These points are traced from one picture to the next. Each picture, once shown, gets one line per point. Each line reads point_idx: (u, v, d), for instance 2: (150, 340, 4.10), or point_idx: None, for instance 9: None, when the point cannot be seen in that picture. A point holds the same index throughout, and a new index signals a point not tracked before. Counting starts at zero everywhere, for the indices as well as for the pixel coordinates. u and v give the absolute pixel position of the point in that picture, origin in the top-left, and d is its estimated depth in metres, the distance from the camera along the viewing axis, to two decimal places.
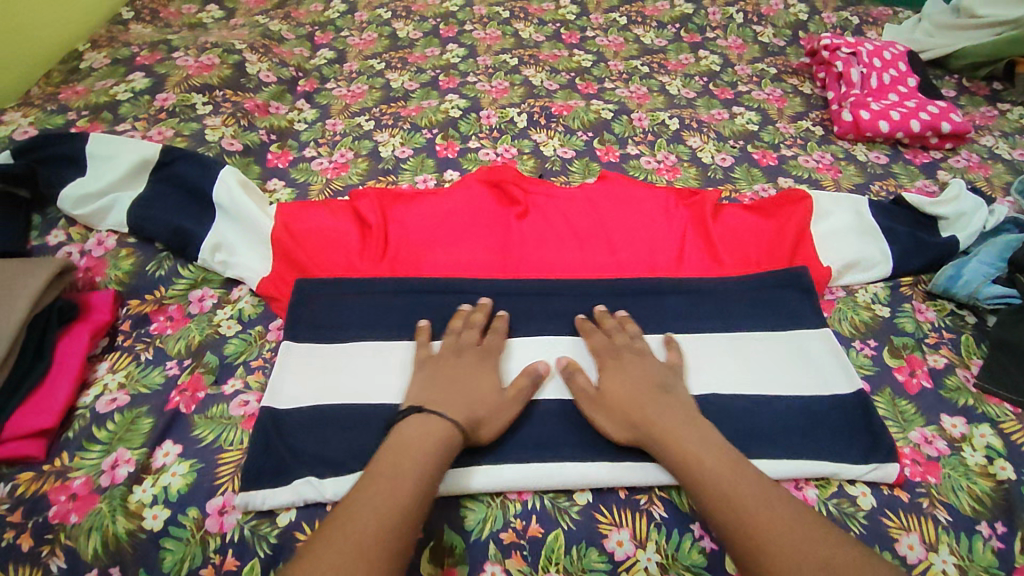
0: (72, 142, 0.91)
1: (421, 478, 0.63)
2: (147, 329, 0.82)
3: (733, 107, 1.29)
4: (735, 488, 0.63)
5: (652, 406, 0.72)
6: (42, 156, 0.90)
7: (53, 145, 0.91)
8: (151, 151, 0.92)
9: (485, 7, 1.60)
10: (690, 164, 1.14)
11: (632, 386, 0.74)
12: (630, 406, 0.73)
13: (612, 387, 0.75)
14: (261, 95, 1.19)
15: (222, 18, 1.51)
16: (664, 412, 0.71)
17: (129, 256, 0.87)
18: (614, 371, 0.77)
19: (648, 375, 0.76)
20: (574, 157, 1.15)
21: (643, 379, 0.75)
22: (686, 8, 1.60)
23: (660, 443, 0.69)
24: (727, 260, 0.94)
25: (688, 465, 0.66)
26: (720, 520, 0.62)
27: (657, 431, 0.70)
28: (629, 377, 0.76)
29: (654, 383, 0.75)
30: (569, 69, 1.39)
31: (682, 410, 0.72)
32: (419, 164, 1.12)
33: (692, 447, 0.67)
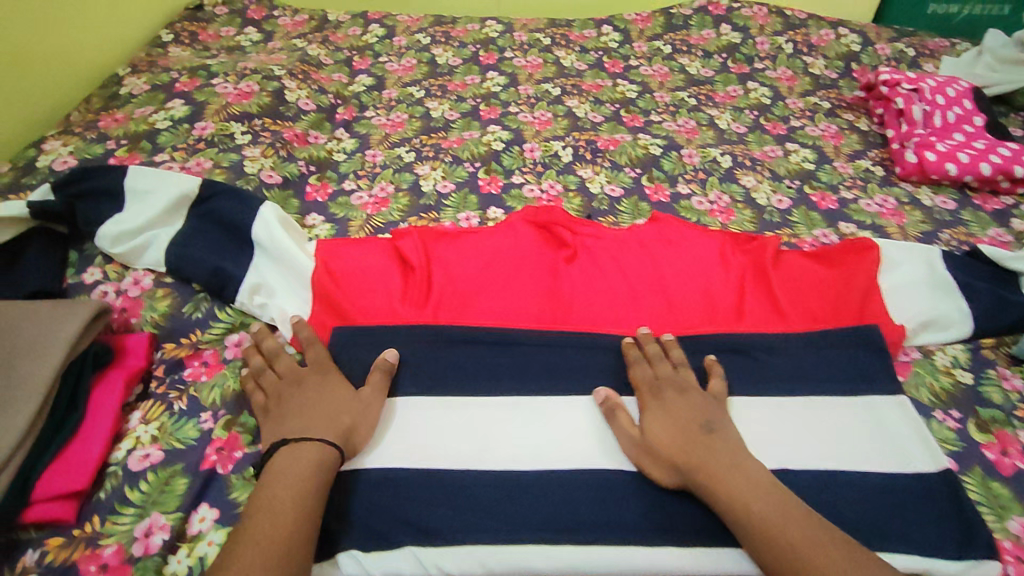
0: (112, 175, 0.88)
1: (315, 477, 0.65)
2: (181, 375, 0.78)
3: (786, 144, 1.25)
4: (779, 522, 0.61)
5: (694, 446, 0.69)
6: (80, 189, 0.87)
7: (92, 178, 0.88)
8: (191, 186, 0.89)
9: (526, 33, 1.57)
10: (745, 206, 1.10)
11: (674, 425, 0.72)
12: (673, 447, 0.70)
13: (659, 423, 0.72)
14: (301, 124, 1.16)
15: (260, 41, 1.50)
16: (708, 450, 0.68)
17: (166, 296, 0.83)
18: (657, 407, 0.74)
19: (691, 413, 0.72)
20: (623, 196, 1.10)
21: (688, 417, 0.72)
22: (733, 37, 1.56)
23: (704, 486, 0.66)
24: (790, 314, 0.89)
25: (732, 510, 0.64)
26: (767, 555, 0.60)
27: (703, 473, 0.67)
28: (667, 414, 0.73)
29: (697, 420, 0.72)
30: (613, 100, 1.35)
31: (726, 450, 0.68)
32: (461, 200, 1.07)
33: (736, 485, 0.65)
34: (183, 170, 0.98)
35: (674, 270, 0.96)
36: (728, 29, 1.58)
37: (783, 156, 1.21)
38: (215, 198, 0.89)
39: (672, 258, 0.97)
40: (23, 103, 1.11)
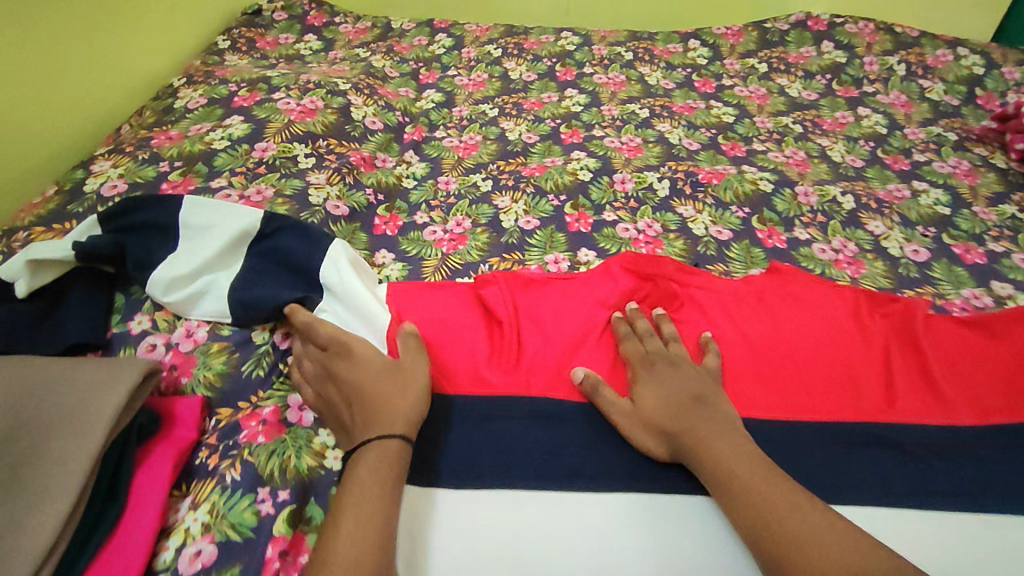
0: (164, 206, 0.78)
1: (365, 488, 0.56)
2: (236, 441, 0.66)
3: (913, 182, 1.09)
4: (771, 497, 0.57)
5: (678, 416, 0.66)
6: (130, 222, 0.76)
7: (142, 209, 0.77)
8: (253, 220, 0.78)
9: (605, 47, 1.43)
10: (876, 256, 0.95)
11: (665, 396, 0.68)
12: (665, 418, 0.66)
13: (649, 401, 0.68)
14: (368, 146, 1.05)
15: (320, 49, 1.39)
16: (696, 424, 0.65)
17: (222, 352, 0.72)
18: (649, 383, 0.70)
19: (683, 385, 0.69)
20: (732, 239, 0.96)
21: (679, 389, 0.69)
22: (837, 56, 1.41)
23: (694, 454, 0.63)
24: (952, 400, 0.75)
25: (721, 477, 0.60)
26: (753, 526, 0.56)
27: (693, 441, 0.64)
28: (656, 388, 0.69)
29: (687, 395, 0.68)
30: (708, 125, 1.21)
31: (718, 420, 0.65)
32: (548, 239, 0.94)
33: (729, 460, 0.61)
34: (242, 198, 0.87)
35: (804, 337, 0.81)
36: (830, 46, 1.43)
37: (912, 197, 1.06)
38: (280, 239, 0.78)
39: (800, 321, 0.83)
40: (71, 116, 1.01)
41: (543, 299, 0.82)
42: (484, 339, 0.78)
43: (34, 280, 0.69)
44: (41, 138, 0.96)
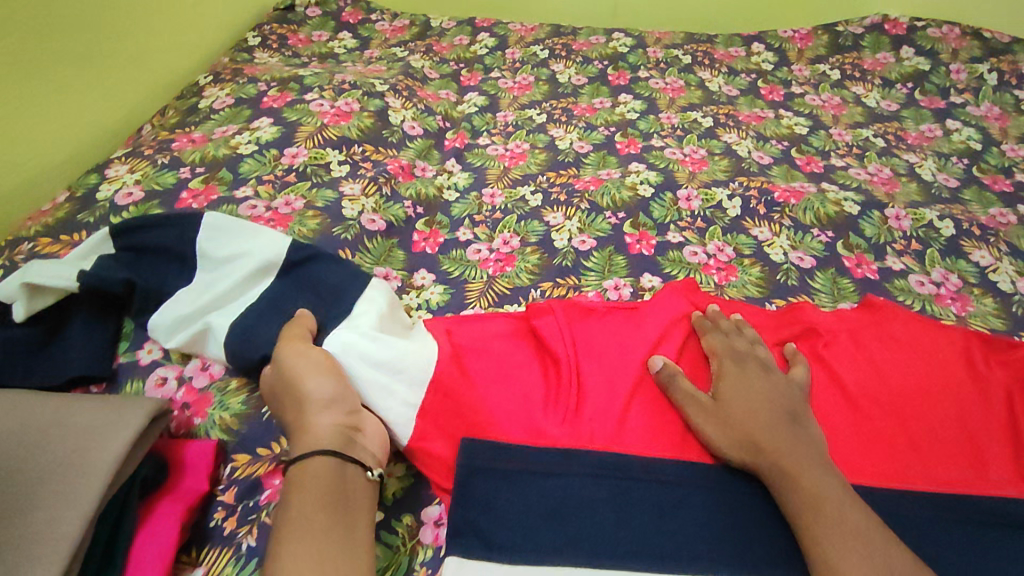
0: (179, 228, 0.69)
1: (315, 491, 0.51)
2: (258, 502, 0.56)
3: (1018, 206, 0.97)
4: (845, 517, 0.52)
5: (757, 417, 0.61)
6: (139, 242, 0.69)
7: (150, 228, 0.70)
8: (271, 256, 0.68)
9: (661, 49, 1.32)
10: (983, 290, 0.83)
11: (755, 403, 0.62)
12: (753, 424, 0.60)
13: (731, 398, 0.63)
14: (406, 153, 0.96)
15: (356, 48, 1.31)
16: (776, 430, 0.59)
17: (240, 390, 0.63)
18: (731, 378, 0.65)
19: (778, 397, 0.63)
20: (816, 267, 0.84)
21: (772, 400, 0.62)
22: (918, 63, 1.29)
23: (778, 473, 0.56)
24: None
25: (807, 504, 0.54)
26: (819, 541, 0.52)
27: (778, 462, 0.57)
28: (738, 385, 0.64)
29: (773, 399, 0.63)
30: (779, 136, 1.09)
31: (810, 445, 0.59)
32: (606, 262, 0.84)
33: (809, 473, 0.56)
34: (269, 209, 0.78)
35: (909, 383, 0.68)
36: (910, 52, 1.31)
37: (1019, 223, 0.93)
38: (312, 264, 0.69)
39: (905, 365, 0.69)
40: (88, 115, 0.94)
41: (603, 334, 0.70)
42: (534, 379, 0.66)
43: (35, 303, 0.62)
44: (55, 138, 0.89)
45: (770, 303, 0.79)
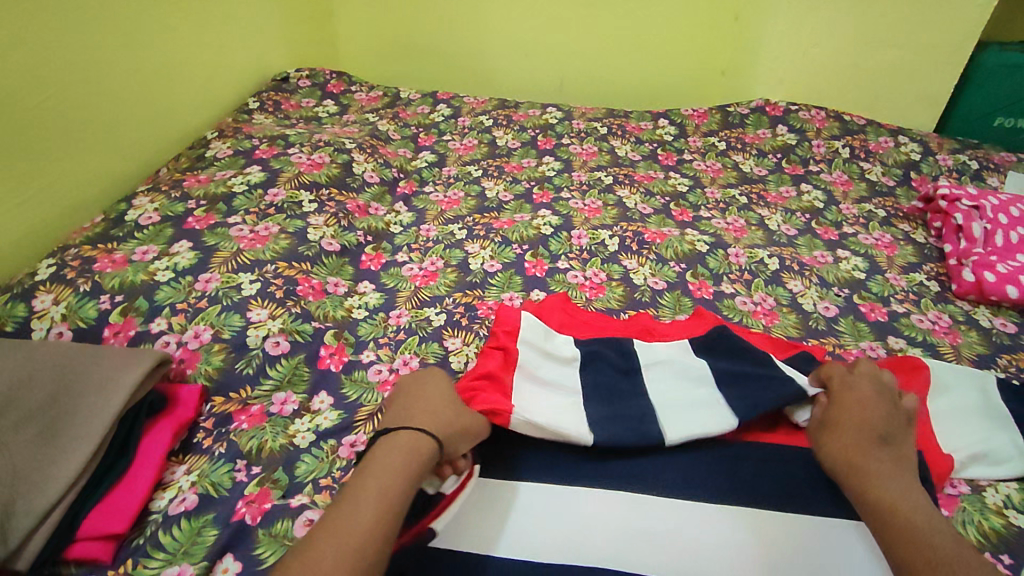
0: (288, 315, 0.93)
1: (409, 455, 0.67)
2: (228, 429, 0.80)
3: (837, 250, 1.25)
4: (941, 543, 0.59)
5: (871, 443, 0.71)
6: (290, 323, 0.92)
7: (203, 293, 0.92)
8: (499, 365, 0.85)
9: (584, 122, 1.64)
10: (790, 310, 1.09)
11: (857, 420, 0.73)
12: (860, 431, 0.72)
13: (849, 428, 0.73)
14: (363, 196, 1.25)
15: (336, 113, 1.62)
16: (874, 449, 0.70)
17: (221, 351, 0.86)
18: (886, 401, 0.76)
19: (873, 422, 0.73)
20: (666, 289, 1.11)
21: (872, 420, 0.73)
22: (788, 139, 1.60)
23: (857, 472, 0.68)
24: None
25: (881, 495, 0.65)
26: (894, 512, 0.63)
27: (852, 468, 0.69)
28: (895, 412, 0.75)
29: (885, 424, 0.73)
30: (664, 193, 1.38)
31: (898, 466, 0.69)
32: (507, 280, 1.10)
33: (888, 480, 0.67)
34: (252, 232, 1.06)
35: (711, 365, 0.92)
36: (784, 130, 1.63)
37: (833, 263, 1.21)
38: (317, 333, 0.93)
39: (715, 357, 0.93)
40: (119, 159, 1.21)
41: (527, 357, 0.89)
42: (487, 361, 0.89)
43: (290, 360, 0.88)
44: (92, 176, 1.16)
45: (624, 313, 1.05)
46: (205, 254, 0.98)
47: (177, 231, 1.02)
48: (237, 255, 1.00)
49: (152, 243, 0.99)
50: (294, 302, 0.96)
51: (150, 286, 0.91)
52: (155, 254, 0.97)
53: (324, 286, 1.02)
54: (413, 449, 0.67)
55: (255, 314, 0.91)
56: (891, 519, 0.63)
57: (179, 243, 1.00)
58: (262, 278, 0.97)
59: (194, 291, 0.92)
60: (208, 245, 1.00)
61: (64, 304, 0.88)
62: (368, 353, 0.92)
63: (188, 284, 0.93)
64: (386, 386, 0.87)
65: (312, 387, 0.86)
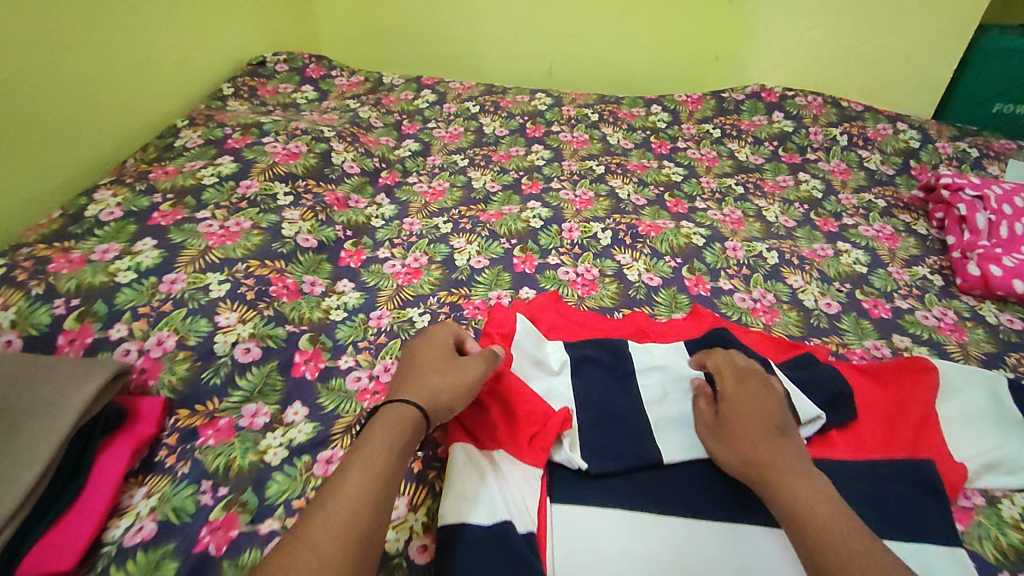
0: (260, 320, 0.87)
1: (409, 433, 0.66)
2: (193, 445, 0.74)
3: (838, 242, 1.20)
4: (845, 553, 0.57)
5: (764, 444, 0.69)
6: (266, 329, 0.86)
7: (167, 297, 0.86)
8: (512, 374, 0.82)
9: (574, 108, 1.57)
10: (791, 307, 1.05)
11: (743, 419, 0.72)
12: (744, 429, 0.71)
13: (739, 431, 0.71)
14: (343, 188, 1.18)
15: (315, 99, 1.55)
16: (771, 446, 0.69)
17: (186, 360, 0.80)
18: (751, 396, 0.75)
19: (758, 415, 0.72)
20: (662, 285, 1.06)
21: (753, 415, 0.72)
22: (785, 125, 1.55)
23: (759, 476, 0.67)
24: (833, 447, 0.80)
25: (789, 497, 0.64)
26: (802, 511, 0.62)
27: (758, 469, 0.67)
28: (769, 401, 0.74)
29: (765, 422, 0.71)
30: (657, 183, 1.33)
31: (794, 455, 0.68)
32: (494, 277, 1.05)
33: (790, 476, 0.65)
34: (222, 228, 0.99)
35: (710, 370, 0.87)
36: (780, 116, 1.57)
37: (833, 256, 1.16)
38: (291, 338, 0.88)
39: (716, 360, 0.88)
40: (80, 150, 1.14)
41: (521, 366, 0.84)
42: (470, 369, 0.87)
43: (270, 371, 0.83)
44: (49, 168, 1.08)
45: (619, 312, 1.00)
46: (170, 253, 0.92)
47: (141, 228, 0.95)
48: (205, 253, 0.93)
49: (113, 241, 0.92)
50: (268, 304, 0.89)
51: (110, 289, 0.85)
52: (116, 253, 0.90)
53: (300, 285, 0.96)
54: (409, 420, 0.67)
55: (224, 318, 0.85)
56: (797, 524, 0.61)
57: (142, 240, 0.93)
58: (232, 279, 0.91)
59: (159, 293, 0.86)
60: (174, 243, 0.93)
61: (14, 310, 0.81)
62: (347, 359, 0.88)
63: (152, 286, 0.87)
64: (366, 393, 0.83)
65: (284, 398, 0.81)
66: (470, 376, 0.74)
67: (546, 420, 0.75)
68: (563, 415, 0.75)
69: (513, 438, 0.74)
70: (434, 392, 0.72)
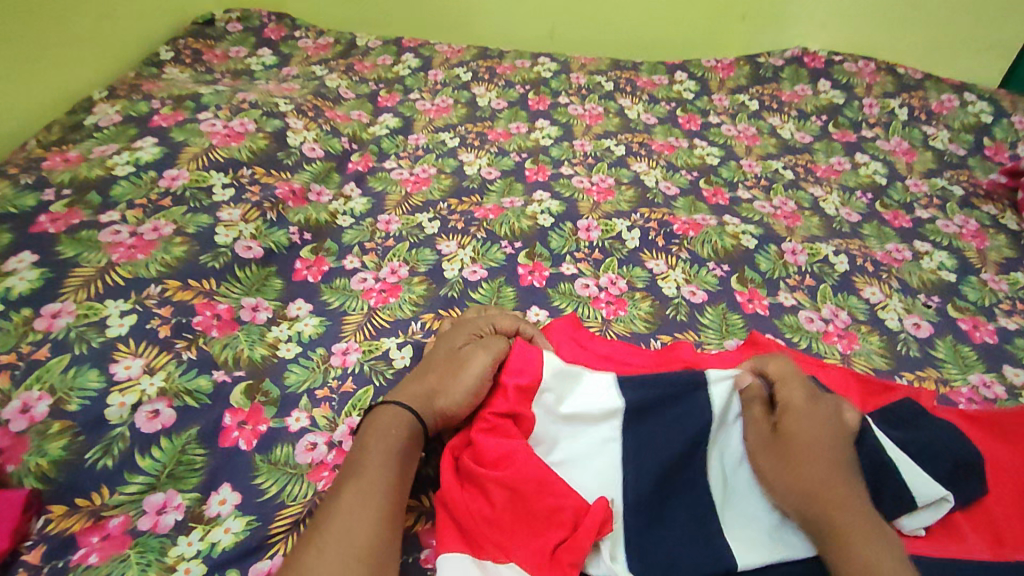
0: (177, 368, 0.65)
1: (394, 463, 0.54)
2: (66, 563, 0.52)
3: (914, 241, 0.98)
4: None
5: (823, 464, 0.54)
6: (185, 384, 0.64)
7: (44, 339, 0.62)
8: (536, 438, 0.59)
9: (585, 76, 1.32)
10: (871, 328, 0.83)
11: (811, 446, 0.55)
12: (813, 462, 0.54)
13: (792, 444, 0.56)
14: (301, 176, 0.93)
15: (273, 65, 1.28)
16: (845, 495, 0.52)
17: (62, 434, 0.57)
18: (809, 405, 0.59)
19: (832, 449, 0.55)
20: (707, 302, 0.84)
21: (827, 447, 0.55)
22: (833, 96, 1.31)
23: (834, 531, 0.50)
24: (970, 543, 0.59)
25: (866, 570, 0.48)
26: None
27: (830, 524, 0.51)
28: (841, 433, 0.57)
29: (838, 454, 0.55)
30: (690, 166, 1.09)
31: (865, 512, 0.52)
32: (495, 293, 0.81)
33: (865, 542, 0.49)
34: (133, 235, 0.74)
35: None
36: (827, 86, 1.33)
37: (913, 260, 0.94)
38: (220, 391, 0.65)
39: None
40: None
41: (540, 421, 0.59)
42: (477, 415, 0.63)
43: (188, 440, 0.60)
44: None
45: (656, 339, 0.77)
46: (56, 274, 0.67)
47: (18, 237, 0.70)
48: (106, 272, 0.69)
49: None
50: (188, 343, 0.67)
51: None
52: None
53: (236, 313, 0.73)
54: (389, 429, 0.57)
55: (122, 369, 0.62)
56: None
57: (18, 255, 0.68)
58: (142, 308, 0.68)
59: (32, 333, 0.62)
60: (63, 259, 0.69)
61: None
62: (299, 416, 0.65)
63: (24, 322, 0.63)
64: (323, 470, 0.61)
65: (207, 481, 0.59)
66: (471, 376, 0.62)
67: (578, 519, 0.53)
68: (605, 513, 0.53)
69: (530, 548, 0.52)
70: (431, 390, 0.62)
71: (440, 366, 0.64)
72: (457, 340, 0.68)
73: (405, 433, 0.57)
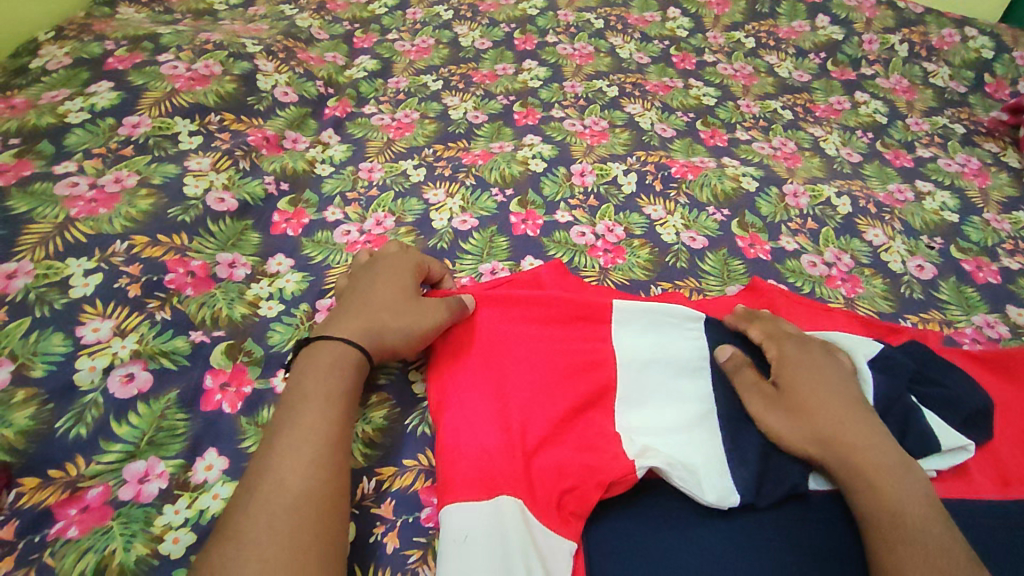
0: (151, 331, 0.60)
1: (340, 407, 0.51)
2: (43, 537, 0.48)
3: (916, 181, 0.95)
4: (938, 536, 0.46)
5: (825, 407, 0.53)
6: (162, 347, 0.60)
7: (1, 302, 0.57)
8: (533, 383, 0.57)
9: (573, 13, 1.25)
10: (874, 271, 0.80)
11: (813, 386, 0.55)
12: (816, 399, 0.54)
13: (794, 392, 0.55)
14: (274, 123, 0.87)
15: (238, 4, 1.18)
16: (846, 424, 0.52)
17: (27, 403, 0.53)
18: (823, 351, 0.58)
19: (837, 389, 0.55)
20: (707, 248, 0.80)
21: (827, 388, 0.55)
22: (832, 32, 1.26)
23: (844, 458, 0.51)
24: (986, 485, 0.57)
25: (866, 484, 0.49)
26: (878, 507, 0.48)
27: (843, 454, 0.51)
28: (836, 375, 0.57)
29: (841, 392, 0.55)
30: (686, 108, 1.04)
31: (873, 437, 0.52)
32: (487, 243, 0.77)
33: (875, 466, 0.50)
34: (93, 187, 0.69)
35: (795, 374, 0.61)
36: (825, 21, 1.28)
37: (915, 201, 0.91)
38: (197, 352, 0.61)
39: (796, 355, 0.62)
40: None
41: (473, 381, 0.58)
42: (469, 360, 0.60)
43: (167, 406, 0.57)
44: None
45: (656, 287, 0.74)
46: (9, 231, 0.62)
47: None
48: (64, 228, 0.64)
49: None
50: (161, 303, 0.63)
51: None
52: None
53: (211, 270, 0.68)
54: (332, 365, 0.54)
55: (90, 332, 0.58)
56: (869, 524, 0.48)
57: None
58: (108, 266, 0.63)
59: None
60: (14, 214, 0.63)
61: None
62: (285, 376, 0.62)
63: None
64: None
65: (191, 447, 0.55)
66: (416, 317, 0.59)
67: (592, 470, 0.52)
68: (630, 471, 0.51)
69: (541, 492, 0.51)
70: (379, 323, 0.58)
71: (388, 300, 0.59)
72: (403, 275, 0.63)
73: (348, 369, 0.54)
